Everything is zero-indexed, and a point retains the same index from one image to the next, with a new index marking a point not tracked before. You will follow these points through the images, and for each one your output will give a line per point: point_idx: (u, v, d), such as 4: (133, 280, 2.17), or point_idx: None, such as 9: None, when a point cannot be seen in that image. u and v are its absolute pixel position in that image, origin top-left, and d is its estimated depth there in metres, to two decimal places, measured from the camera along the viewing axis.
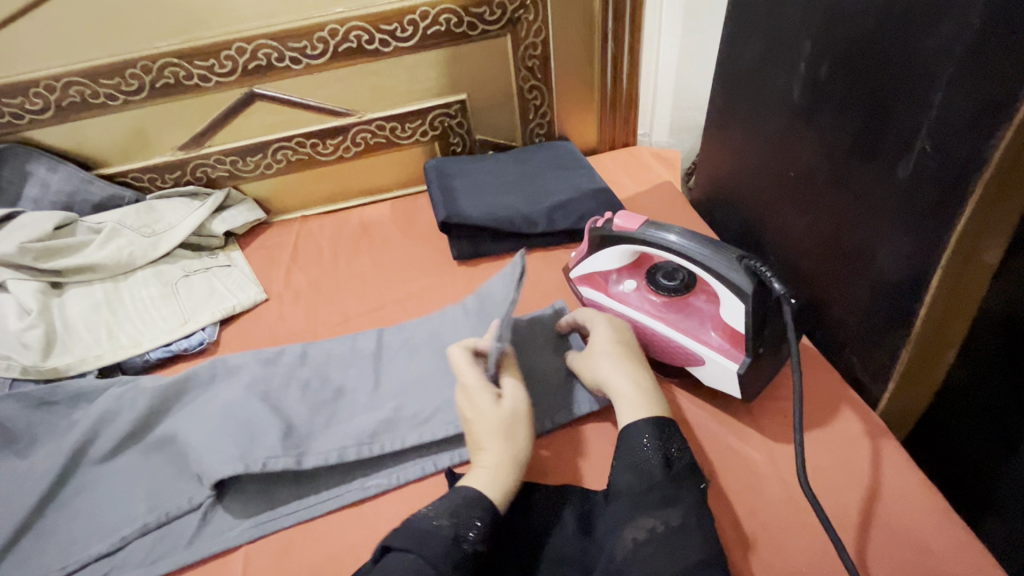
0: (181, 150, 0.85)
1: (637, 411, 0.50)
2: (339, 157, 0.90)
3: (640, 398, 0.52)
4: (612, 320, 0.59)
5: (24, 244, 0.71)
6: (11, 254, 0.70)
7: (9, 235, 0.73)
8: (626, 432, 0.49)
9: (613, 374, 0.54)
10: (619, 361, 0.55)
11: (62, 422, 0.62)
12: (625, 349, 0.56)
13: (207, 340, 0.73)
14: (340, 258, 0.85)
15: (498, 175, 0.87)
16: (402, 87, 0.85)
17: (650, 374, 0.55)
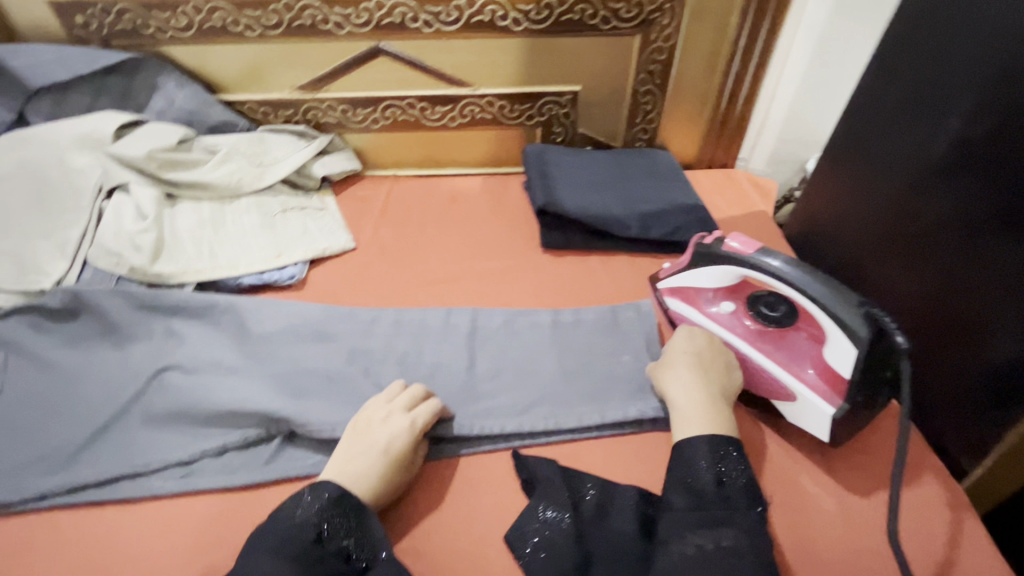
0: (299, 91, 0.88)
1: (693, 428, 0.52)
2: (443, 125, 0.92)
3: (695, 414, 0.53)
4: (692, 331, 0.60)
5: (153, 151, 0.75)
6: (138, 159, 0.75)
7: (138, 140, 0.77)
8: (675, 448, 0.51)
9: (676, 388, 0.55)
10: (684, 374, 0.56)
11: (159, 330, 0.67)
12: (694, 363, 0.57)
13: (298, 276, 0.76)
14: (428, 221, 0.87)
15: (595, 171, 0.87)
16: (521, 68, 0.86)
17: (714, 388, 0.55)
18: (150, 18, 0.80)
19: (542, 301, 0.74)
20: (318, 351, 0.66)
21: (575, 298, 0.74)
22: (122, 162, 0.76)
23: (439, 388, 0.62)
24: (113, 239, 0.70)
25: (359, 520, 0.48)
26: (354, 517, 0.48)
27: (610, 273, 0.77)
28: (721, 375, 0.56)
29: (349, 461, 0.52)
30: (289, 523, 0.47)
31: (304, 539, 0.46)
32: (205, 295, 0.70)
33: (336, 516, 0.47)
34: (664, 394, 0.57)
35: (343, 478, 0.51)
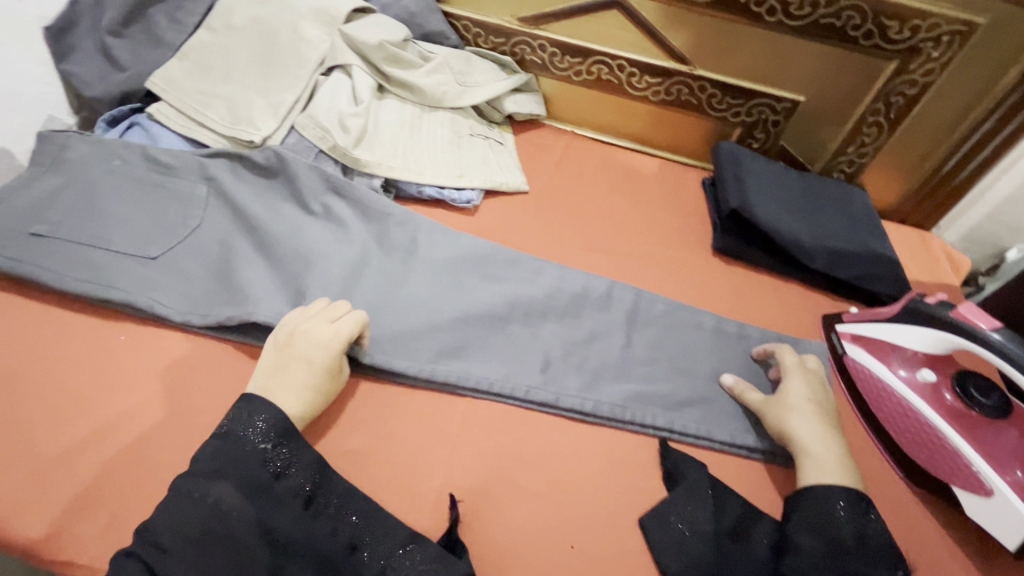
0: (518, 22, 0.86)
1: (830, 476, 0.49)
2: (644, 96, 0.88)
3: (831, 461, 0.50)
4: (807, 377, 0.57)
5: (382, 41, 0.76)
6: (363, 45, 0.76)
7: (367, 28, 0.78)
8: (804, 494, 0.48)
9: (802, 431, 0.52)
10: (807, 420, 0.53)
11: (341, 212, 0.69)
12: (818, 411, 0.54)
13: (474, 202, 0.77)
14: (600, 187, 0.85)
15: (786, 187, 0.82)
16: (754, 61, 0.80)
17: (840, 441, 0.52)
18: None
19: (703, 304, 0.71)
20: (483, 282, 0.66)
21: (739, 312, 0.71)
22: (349, 43, 0.77)
23: (594, 356, 0.62)
24: (325, 115, 0.73)
25: (287, 433, 0.48)
26: (282, 430, 0.48)
27: (779, 297, 0.73)
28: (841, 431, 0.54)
29: (281, 372, 0.52)
30: (221, 436, 0.47)
31: (237, 448, 0.46)
32: (383, 198, 0.71)
33: (264, 429, 0.47)
34: (782, 430, 0.54)
35: (278, 389, 0.50)
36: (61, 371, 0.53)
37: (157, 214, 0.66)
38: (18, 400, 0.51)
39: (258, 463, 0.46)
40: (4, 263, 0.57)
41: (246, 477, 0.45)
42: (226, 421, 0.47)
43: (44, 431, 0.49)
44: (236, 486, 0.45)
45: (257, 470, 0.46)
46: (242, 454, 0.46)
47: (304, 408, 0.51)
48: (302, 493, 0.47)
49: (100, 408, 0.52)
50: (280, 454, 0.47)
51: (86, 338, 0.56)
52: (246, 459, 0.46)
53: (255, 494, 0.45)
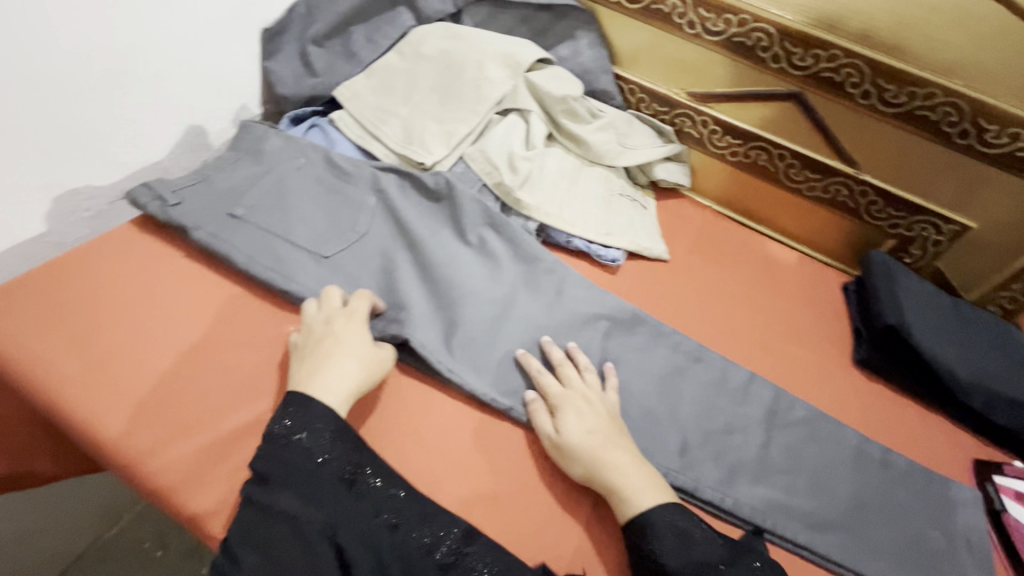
0: (687, 96, 0.88)
1: (648, 498, 0.51)
2: (798, 189, 0.87)
3: (641, 484, 0.52)
4: (581, 404, 0.58)
5: (567, 95, 0.81)
6: (549, 97, 0.81)
7: (553, 79, 0.83)
8: (638, 529, 0.49)
9: (608, 466, 0.53)
10: (600, 452, 0.54)
11: (492, 248, 0.71)
12: (592, 413, 0.57)
13: (618, 262, 0.77)
14: (739, 269, 0.84)
15: (945, 313, 0.75)
16: (931, 176, 0.77)
17: (628, 450, 0.55)
18: None
19: (840, 417, 0.68)
20: (623, 347, 0.67)
21: (880, 435, 0.68)
22: (534, 93, 0.83)
23: (730, 451, 0.61)
24: (496, 152, 0.77)
25: (326, 426, 0.51)
26: (323, 422, 0.51)
27: (924, 427, 0.69)
28: (627, 441, 0.56)
29: (313, 357, 0.55)
30: (272, 439, 0.50)
31: (285, 450, 0.49)
32: (539, 247, 0.73)
33: (305, 421, 0.51)
34: (575, 460, 0.54)
35: (320, 377, 0.53)
36: (239, 350, 0.58)
37: (330, 214, 0.70)
38: (201, 369, 0.56)
39: (307, 459, 0.49)
40: (205, 238, 0.63)
41: (297, 482, 0.48)
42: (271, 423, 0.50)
43: (223, 405, 0.54)
44: (292, 491, 0.47)
45: (301, 467, 0.49)
46: (292, 456, 0.49)
47: (353, 382, 0.54)
48: (344, 476, 0.50)
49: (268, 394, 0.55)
50: (315, 438, 0.50)
51: (262, 324, 0.60)
52: (297, 463, 0.49)
53: (303, 488, 0.48)
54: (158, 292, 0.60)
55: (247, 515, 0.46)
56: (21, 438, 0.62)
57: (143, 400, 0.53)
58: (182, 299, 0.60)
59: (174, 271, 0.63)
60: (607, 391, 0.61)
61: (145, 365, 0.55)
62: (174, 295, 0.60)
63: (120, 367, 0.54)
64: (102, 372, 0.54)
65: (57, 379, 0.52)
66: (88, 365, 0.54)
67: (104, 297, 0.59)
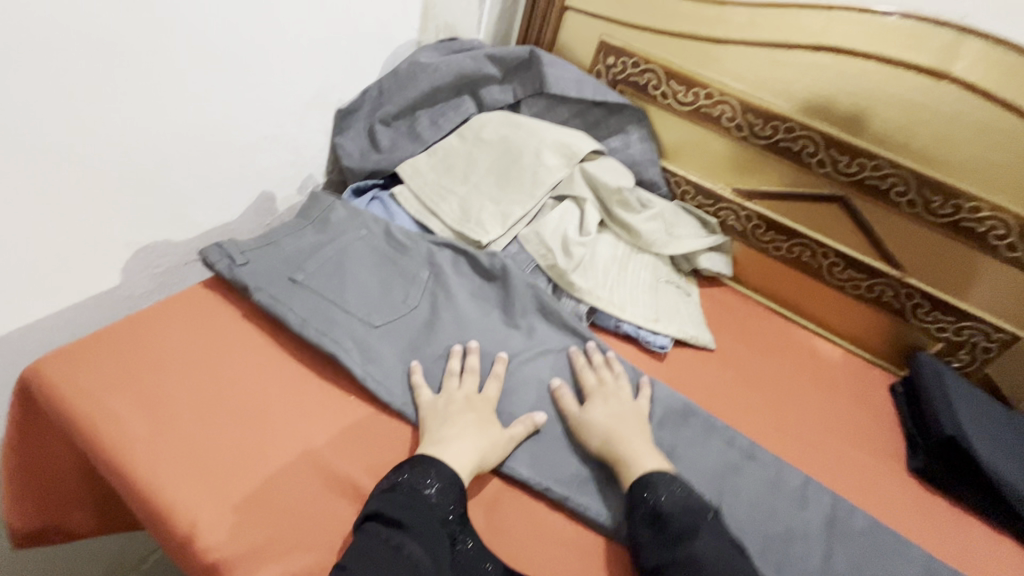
0: (731, 190, 0.92)
1: (653, 466, 0.58)
2: (842, 287, 0.88)
3: (652, 457, 0.60)
4: (607, 398, 0.66)
5: (619, 185, 0.85)
6: (604, 187, 0.85)
7: (605, 171, 0.88)
8: (648, 476, 0.57)
9: (620, 439, 0.61)
10: (617, 431, 0.62)
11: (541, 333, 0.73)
12: (620, 408, 0.65)
13: (666, 348, 0.78)
14: (785, 363, 0.84)
15: (1005, 426, 0.73)
16: (976, 284, 0.78)
17: (643, 437, 0.62)
18: (665, 84, 0.91)
19: (901, 532, 0.65)
20: (675, 439, 0.66)
21: (951, 559, 0.64)
22: (587, 181, 0.87)
23: (793, 562, 0.58)
24: (551, 235, 0.81)
25: (453, 490, 0.54)
26: (452, 485, 0.54)
27: (992, 549, 0.66)
28: (646, 432, 0.63)
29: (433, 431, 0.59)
30: (403, 488, 0.53)
31: (414, 500, 0.52)
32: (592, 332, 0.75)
33: (438, 478, 0.54)
34: (589, 421, 0.63)
35: (442, 444, 0.57)
36: (299, 414, 0.60)
37: (385, 285, 0.73)
38: (265, 431, 0.57)
39: (432, 515, 0.51)
40: (265, 300, 0.65)
41: (420, 527, 0.50)
42: (410, 474, 0.53)
43: (285, 467, 0.55)
44: (416, 538, 0.49)
45: (427, 519, 0.51)
46: (418, 504, 0.52)
47: (468, 451, 0.57)
48: (448, 527, 0.52)
49: (324, 458, 0.57)
50: (439, 493, 0.53)
51: (314, 389, 0.62)
52: (423, 512, 0.51)
53: (421, 534, 0.50)
54: (223, 354, 0.63)
55: (362, 541, 0.48)
56: (69, 492, 0.62)
57: (211, 459, 0.54)
58: (244, 360, 0.63)
59: (236, 332, 0.65)
60: (640, 396, 0.68)
61: (214, 424, 0.56)
62: (238, 356, 0.63)
63: (191, 425, 0.56)
64: (170, 431, 0.55)
65: (128, 436, 0.53)
66: (156, 425, 0.55)
67: (174, 357, 0.61)
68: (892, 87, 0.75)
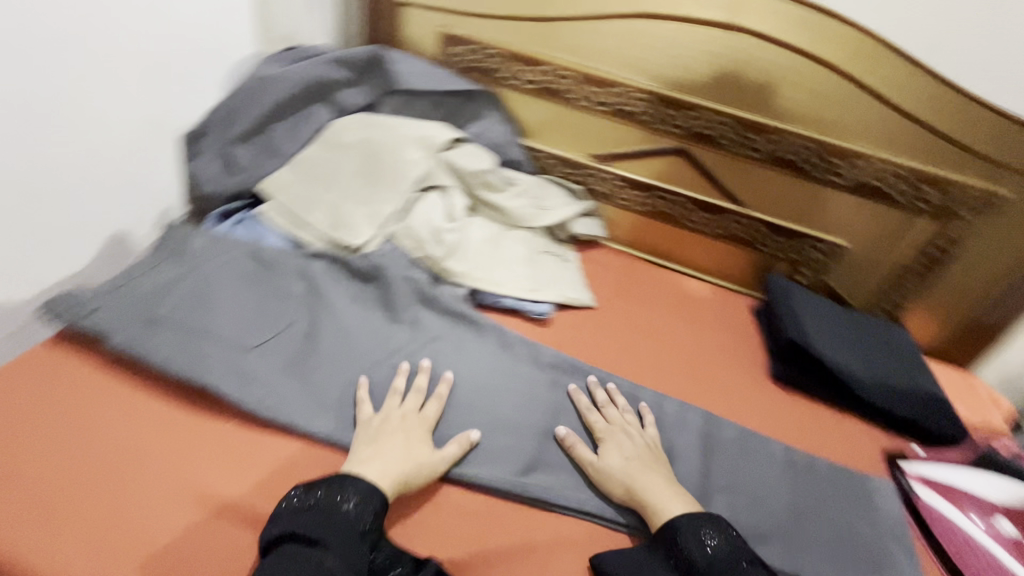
0: (590, 158, 0.98)
1: (676, 508, 0.58)
2: (699, 229, 0.96)
3: (677, 501, 0.59)
4: (619, 438, 0.66)
5: (481, 170, 0.89)
6: (466, 172, 0.89)
7: (466, 156, 0.91)
8: (673, 519, 0.57)
9: (642, 487, 0.60)
10: (637, 475, 0.61)
11: (425, 324, 0.75)
12: (639, 453, 0.64)
13: (547, 314, 0.82)
14: (661, 307, 0.91)
15: (840, 325, 0.86)
16: (801, 208, 0.89)
17: (664, 480, 0.62)
18: (509, 66, 0.94)
19: (767, 433, 0.74)
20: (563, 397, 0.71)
21: (809, 447, 0.74)
22: (450, 170, 0.90)
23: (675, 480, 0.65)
24: (421, 228, 0.83)
25: (372, 501, 0.54)
26: (369, 496, 0.54)
27: (839, 428, 0.77)
28: (662, 468, 0.63)
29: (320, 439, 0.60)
30: (318, 508, 0.53)
31: (330, 517, 0.52)
32: (476, 314, 0.78)
33: (355, 492, 0.54)
34: (603, 466, 0.63)
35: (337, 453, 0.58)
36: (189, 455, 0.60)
37: (257, 307, 0.72)
38: (153, 481, 0.56)
39: (351, 526, 0.52)
40: (124, 345, 0.63)
41: (338, 542, 0.51)
42: (324, 492, 0.53)
43: (178, 513, 0.54)
44: (332, 553, 0.50)
45: (346, 533, 0.51)
46: (334, 521, 0.52)
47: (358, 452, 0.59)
48: (369, 537, 0.52)
49: (220, 496, 0.56)
50: (358, 508, 0.53)
51: (207, 428, 0.61)
52: (340, 527, 0.52)
53: (339, 549, 0.50)
54: (85, 411, 0.60)
55: (277, 566, 0.48)
56: None
57: (96, 522, 0.53)
58: (109, 411, 0.61)
59: (96, 385, 0.63)
60: (647, 426, 0.68)
61: (82, 484, 0.55)
62: (101, 409, 0.61)
63: (56, 490, 0.54)
64: (35, 504, 0.53)
65: (1, 520, 0.52)
66: (17, 501, 0.53)
67: (28, 426, 0.58)
68: (701, 44, 0.83)
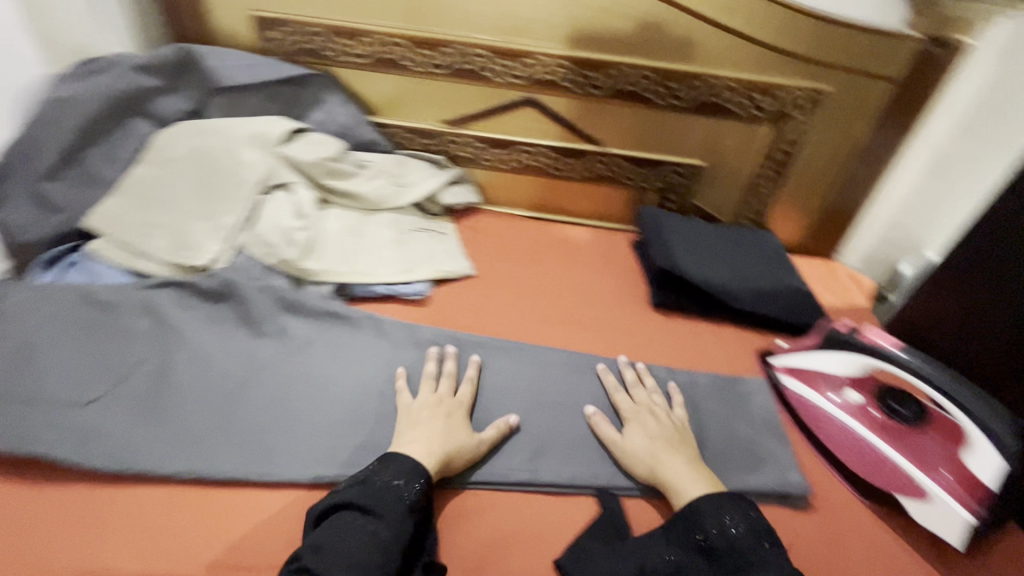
0: (444, 125, 0.95)
1: (694, 488, 0.57)
2: (567, 176, 0.97)
3: (695, 481, 0.58)
4: (647, 416, 0.65)
5: (319, 158, 0.84)
6: (307, 164, 0.83)
7: (305, 148, 0.86)
8: (695, 500, 0.56)
9: (667, 467, 0.60)
10: (660, 456, 0.61)
11: (291, 331, 0.71)
12: (670, 434, 0.63)
13: (423, 293, 0.80)
14: (543, 260, 0.91)
15: (708, 243, 0.89)
16: (654, 136, 0.91)
17: (690, 461, 0.61)
18: (334, 42, 0.88)
19: (652, 360, 0.77)
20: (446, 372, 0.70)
21: (693, 363, 0.77)
22: (289, 165, 0.84)
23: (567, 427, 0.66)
24: (270, 231, 0.77)
25: (419, 477, 0.55)
26: (414, 473, 0.55)
27: (718, 339, 0.81)
28: (694, 450, 0.62)
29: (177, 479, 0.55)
30: (369, 480, 0.54)
31: (382, 490, 0.53)
32: (346, 308, 0.75)
33: (402, 470, 0.55)
34: (627, 444, 0.63)
35: None
36: (88, 528, 0.54)
37: (93, 356, 0.65)
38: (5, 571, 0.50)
39: (397, 500, 0.53)
40: None
41: (386, 510, 0.52)
42: (372, 468, 0.55)
43: None
44: (382, 522, 0.51)
45: (394, 504, 0.52)
46: (383, 492, 0.53)
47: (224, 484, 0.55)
48: (417, 508, 0.53)
49: (121, 573, 0.51)
50: (409, 484, 0.54)
51: (100, 499, 0.56)
52: (386, 499, 0.53)
53: (387, 517, 0.51)
54: None
55: (331, 529, 0.51)
56: None
57: None
58: None
59: None
60: (676, 407, 0.67)
61: None
62: None
63: None
64: None
65: None
66: None
67: None
68: None
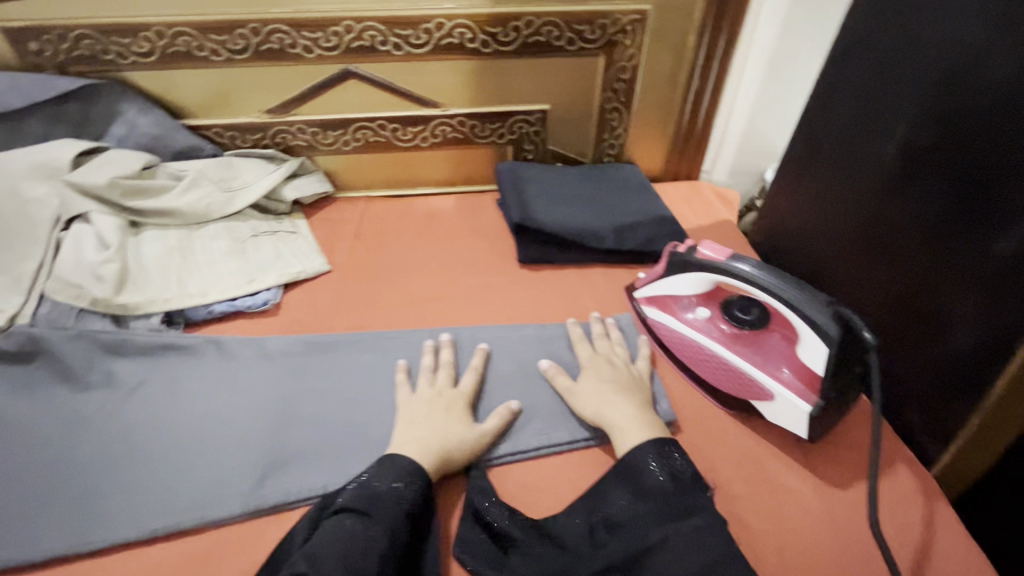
0: (268, 114, 0.86)
1: (632, 438, 0.56)
2: (415, 145, 0.92)
3: (637, 429, 0.57)
4: (600, 365, 0.65)
5: (113, 178, 0.75)
6: (103, 187, 0.74)
7: (99, 168, 0.76)
8: (636, 445, 0.55)
9: (611, 416, 0.59)
10: (608, 402, 0.60)
11: (117, 376, 0.64)
12: (621, 382, 0.63)
13: (271, 301, 0.74)
14: (405, 239, 0.87)
15: (564, 188, 0.88)
16: (491, 87, 0.87)
17: (641, 408, 0.60)
18: (111, 43, 0.77)
19: (524, 318, 0.75)
20: (298, 380, 0.66)
21: (564, 313, 0.76)
22: (80, 192, 0.75)
23: None
24: (73, 272, 0.68)
25: (420, 478, 0.53)
26: (417, 475, 0.53)
27: (586, 282, 0.80)
28: (646, 399, 0.61)
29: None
30: (366, 483, 0.52)
31: (380, 493, 0.51)
32: (175, 335, 0.68)
33: (404, 473, 0.53)
34: (576, 394, 0.62)
35: None
36: None
37: None
38: None
39: (397, 503, 0.51)
40: None
41: (387, 513, 0.50)
42: (371, 471, 0.53)
43: None
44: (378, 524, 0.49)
45: (392, 506, 0.51)
46: (381, 495, 0.51)
47: None
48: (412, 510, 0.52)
49: None
50: (409, 487, 0.52)
51: None
52: (385, 502, 0.51)
53: (386, 519, 0.50)
54: None
55: (328, 532, 0.49)
56: None
57: None
58: None
59: None
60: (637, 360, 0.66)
61: None
62: None
63: None
64: None
65: None
66: None
67: None
68: None
